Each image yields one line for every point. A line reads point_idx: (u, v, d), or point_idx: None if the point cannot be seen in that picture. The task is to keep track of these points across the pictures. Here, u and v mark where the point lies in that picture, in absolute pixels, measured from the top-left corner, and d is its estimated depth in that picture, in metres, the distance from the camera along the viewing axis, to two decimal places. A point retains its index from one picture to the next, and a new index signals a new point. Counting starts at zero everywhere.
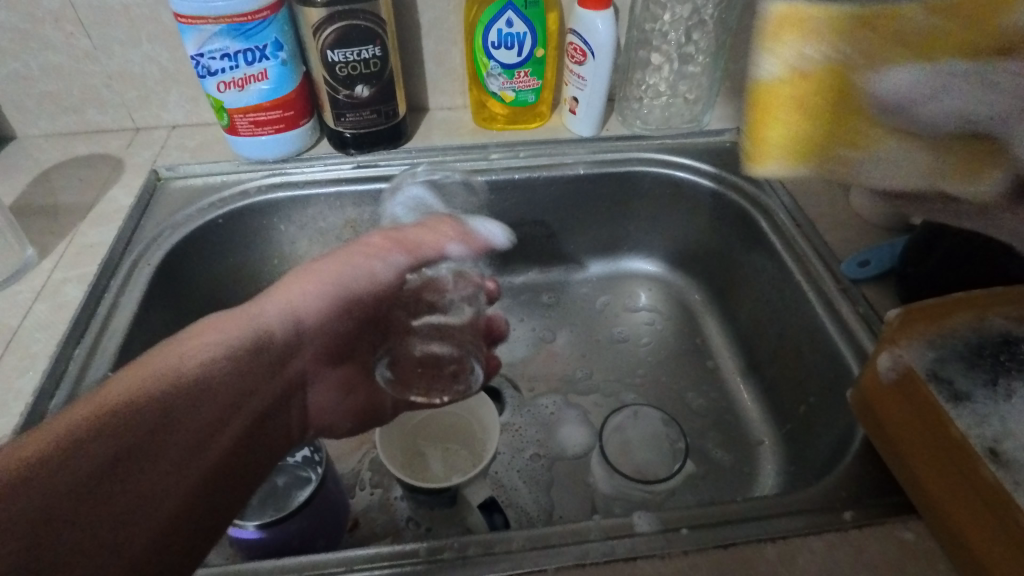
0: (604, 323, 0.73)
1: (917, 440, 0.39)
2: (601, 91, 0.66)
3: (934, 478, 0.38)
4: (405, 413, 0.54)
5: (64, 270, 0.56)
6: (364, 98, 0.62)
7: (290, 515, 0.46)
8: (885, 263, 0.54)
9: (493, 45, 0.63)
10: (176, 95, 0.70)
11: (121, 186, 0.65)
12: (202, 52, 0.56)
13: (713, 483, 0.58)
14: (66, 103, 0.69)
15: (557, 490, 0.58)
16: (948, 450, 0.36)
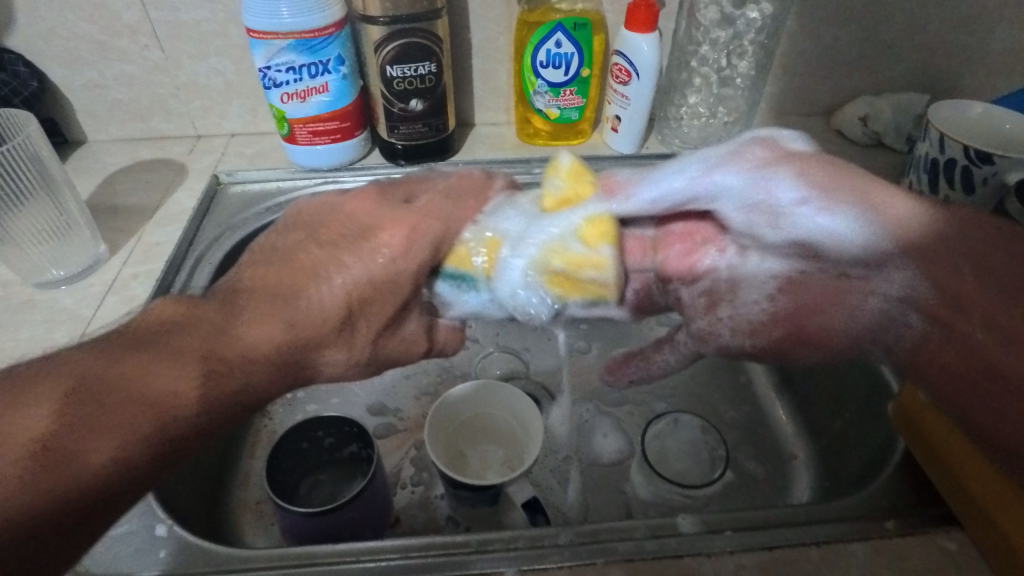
0: (638, 336, 0.74)
1: (953, 452, 0.42)
2: (643, 109, 0.69)
3: (973, 487, 0.40)
4: (450, 414, 0.56)
5: (133, 266, 0.59)
6: (418, 112, 0.65)
7: (344, 505, 0.48)
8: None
9: (541, 64, 0.66)
10: (236, 105, 0.73)
11: (183, 190, 0.69)
12: (269, 65, 0.60)
13: (747, 494, 0.59)
14: (134, 111, 0.73)
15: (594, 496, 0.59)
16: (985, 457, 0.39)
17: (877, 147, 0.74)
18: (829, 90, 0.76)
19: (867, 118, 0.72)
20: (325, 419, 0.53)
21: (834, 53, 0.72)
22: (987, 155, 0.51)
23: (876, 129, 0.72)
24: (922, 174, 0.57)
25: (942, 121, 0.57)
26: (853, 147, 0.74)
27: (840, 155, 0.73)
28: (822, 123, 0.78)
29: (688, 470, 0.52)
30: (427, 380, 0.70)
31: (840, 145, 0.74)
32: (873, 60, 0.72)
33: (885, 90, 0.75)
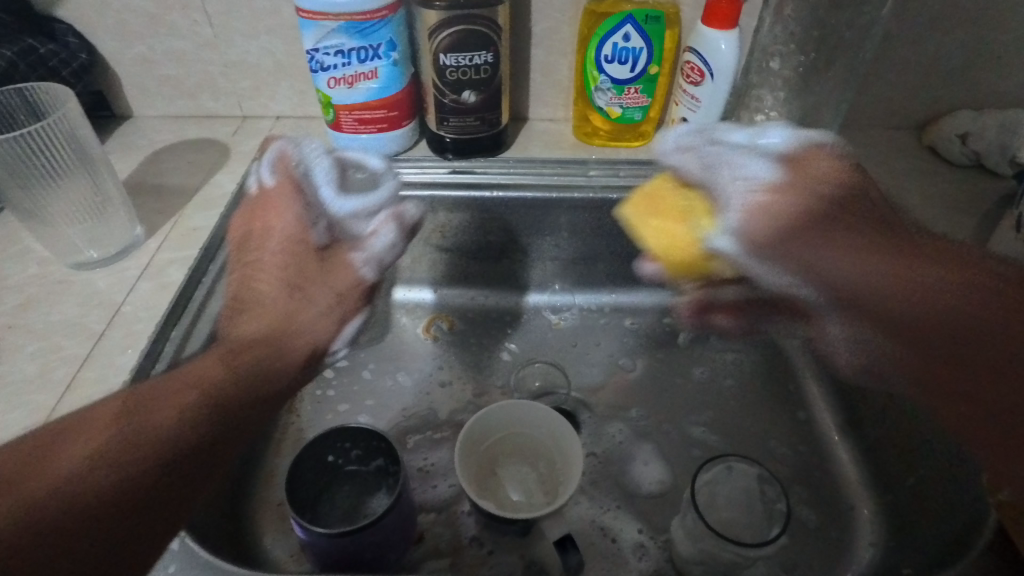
0: (687, 359, 0.69)
1: None
2: (715, 114, 0.63)
3: None
4: (482, 434, 0.52)
5: (169, 250, 0.57)
6: (470, 104, 0.61)
7: (365, 527, 0.45)
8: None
9: (606, 59, 0.61)
10: (285, 87, 0.71)
11: (224, 173, 0.67)
12: (318, 47, 0.57)
13: (804, 546, 0.54)
14: (183, 88, 0.71)
15: (630, 527, 0.55)
16: None
17: (975, 168, 0.66)
18: (924, 102, 0.68)
19: (967, 135, 0.65)
20: (351, 431, 0.51)
21: (935, 61, 0.64)
22: None
23: (977, 148, 0.64)
24: None
25: None
26: (947, 166, 0.67)
27: (932, 176, 0.66)
28: (913, 137, 0.70)
29: (737, 521, 0.47)
30: (461, 388, 0.67)
31: (932, 163, 0.67)
32: (980, 70, 0.64)
33: (989, 104, 0.67)
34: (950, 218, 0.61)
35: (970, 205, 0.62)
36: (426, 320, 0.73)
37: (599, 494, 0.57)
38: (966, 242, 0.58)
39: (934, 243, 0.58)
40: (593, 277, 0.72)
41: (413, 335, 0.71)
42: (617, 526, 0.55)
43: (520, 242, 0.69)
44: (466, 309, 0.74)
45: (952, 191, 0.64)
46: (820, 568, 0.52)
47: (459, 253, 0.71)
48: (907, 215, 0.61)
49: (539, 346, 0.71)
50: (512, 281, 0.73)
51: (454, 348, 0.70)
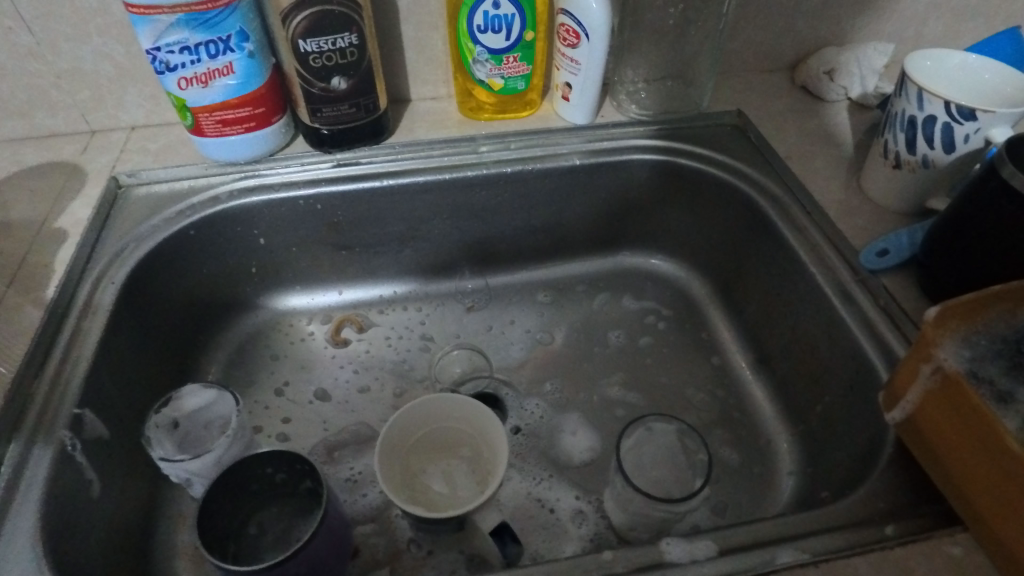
0: (603, 324, 0.69)
1: (950, 446, 0.37)
2: (596, 76, 0.62)
3: (973, 491, 0.36)
4: (400, 435, 0.50)
5: (17, 293, 0.51)
6: (342, 91, 0.57)
7: (289, 557, 0.42)
8: (904, 252, 0.51)
9: (479, 29, 0.58)
10: (133, 93, 0.64)
11: (77, 197, 0.60)
12: (158, 46, 0.51)
13: (730, 486, 0.56)
14: (12, 107, 0.63)
15: (566, 495, 0.55)
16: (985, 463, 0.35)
17: (846, 102, 0.69)
18: (792, 43, 0.70)
19: (834, 71, 0.67)
20: (271, 454, 0.48)
21: (797, 2, 0.66)
22: (970, 110, 0.47)
23: (844, 82, 0.67)
24: (898, 133, 0.52)
25: (920, 73, 0.52)
26: (821, 103, 0.69)
27: (808, 113, 0.68)
28: (786, 77, 0.73)
29: (665, 477, 0.48)
30: (381, 389, 0.64)
31: (807, 101, 0.70)
32: (838, 6, 0.67)
33: (852, 38, 0.70)
34: (827, 153, 0.63)
35: (843, 138, 0.65)
36: (333, 324, 0.69)
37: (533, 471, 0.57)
38: (842, 174, 0.61)
39: (814, 179, 0.61)
40: (499, 254, 0.71)
41: (321, 342, 0.68)
42: (553, 496, 0.55)
43: (420, 229, 0.67)
44: (375, 307, 0.71)
45: (827, 126, 0.67)
46: (748, 504, 0.54)
47: (357, 249, 0.67)
48: (788, 155, 0.64)
49: (456, 333, 0.69)
50: (417, 270, 0.71)
51: (368, 349, 0.67)
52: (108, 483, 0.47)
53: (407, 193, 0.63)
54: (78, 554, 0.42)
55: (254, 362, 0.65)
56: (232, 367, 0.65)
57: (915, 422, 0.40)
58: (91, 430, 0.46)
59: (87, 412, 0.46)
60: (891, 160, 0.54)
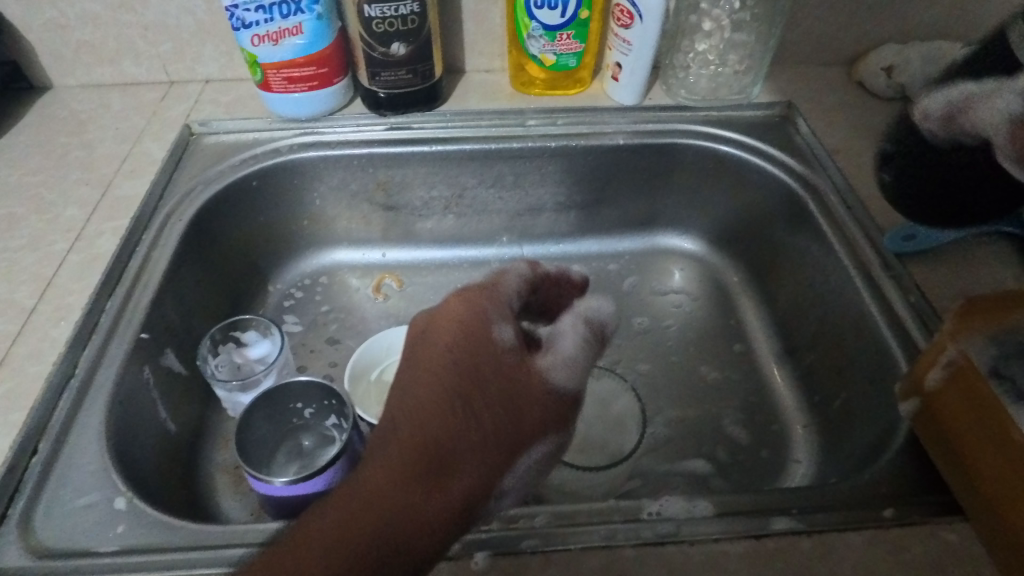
0: (634, 304, 0.71)
1: (966, 453, 0.37)
2: (647, 57, 0.63)
3: (983, 497, 0.36)
4: (391, 350, 0.61)
5: (99, 221, 0.57)
6: (400, 57, 0.60)
7: (322, 473, 0.45)
8: (931, 241, 0.52)
9: (535, 4, 0.60)
10: (210, 48, 0.68)
11: (154, 141, 0.65)
12: (237, 4, 0.55)
13: (739, 462, 0.57)
14: (102, 54, 0.68)
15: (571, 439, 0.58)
16: (996, 465, 0.35)
17: (902, 100, 0.69)
18: (852, 38, 0.70)
19: (892, 68, 0.67)
20: (298, 386, 0.52)
21: None
22: None
23: (902, 80, 0.67)
24: None
25: None
26: (875, 100, 0.69)
27: (862, 109, 0.68)
28: (843, 73, 0.73)
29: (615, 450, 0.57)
30: None
31: (861, 97, 0.70)
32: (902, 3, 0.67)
33: (914, 36, 0.70)
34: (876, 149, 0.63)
35: None
36: (375, 280, 0.73)
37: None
38: None
39: (860, 174, 0.61)
40: (538, 227, 0.73)
41: (363, 295, 0.72)
42: None
43: (464, 196, 0.70)
44: (416, 267, 0.74)
45: (880, 122, 0.67)
46: (756, 480, 0.56)
47: (402, 211, 0.71)
48: (835, 149, 0.64)
49: None
50: (460, 235, 0.74)
51: (406, 305, 0.71)
52: (167, 403, 0.52)
53: (455, 159, 0.66)
54: (134, 453, 0.46)
55: (304, 304, 0.70)
56: (284, 311, 0.69)
57: (925, 415, 0.40)
58: (156, 351, 0.52)
59: (150, 335, 0.51)
60: None
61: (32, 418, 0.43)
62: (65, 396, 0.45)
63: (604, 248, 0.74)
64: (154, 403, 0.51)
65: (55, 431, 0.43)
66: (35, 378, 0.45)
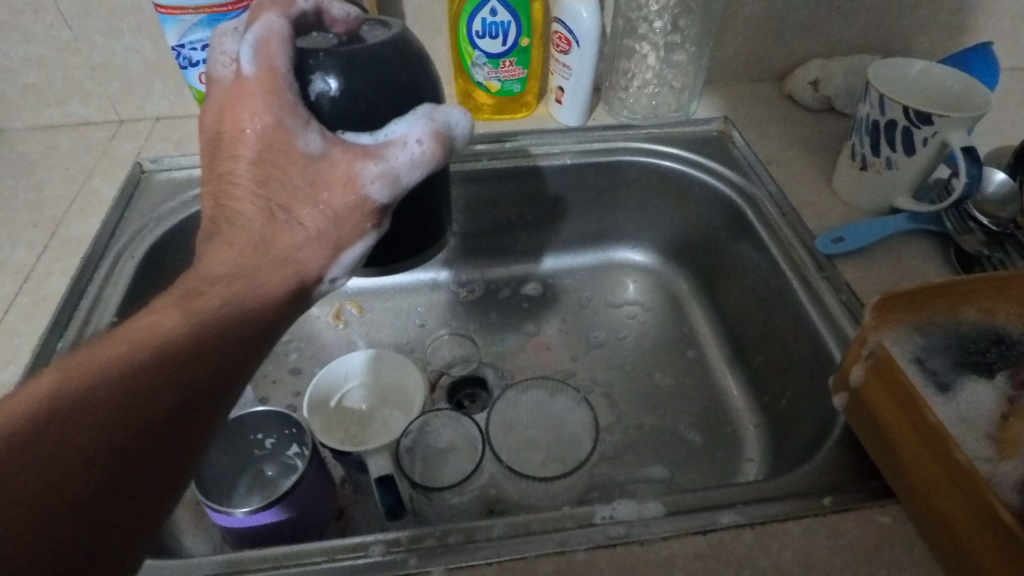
0: (591, 317, 0.73)
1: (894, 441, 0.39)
2: (587, 80, 0.66)
3: (918, 490, 0.38)
4: (351, 377, 0.61)
5: (50, 261, 0.56)
6: None
7: (280, 501, 0.46)
8: (859, 241, 0.55)
9: (477, 34, 0.63)
10: (159, 86, 0.69)
11: (104, 179, 0.65)
12: (183, 43, 0.56)
13: (694, 464, 0.59)
14: (49, 96, 0.68)
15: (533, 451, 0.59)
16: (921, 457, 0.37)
17: (829, 112, 0.73)
18: (780, 55, 0.75)
19: (818, 82, 0.71)
20: (257, 417, 0.52)
21: (783, 16, 0.71)
22: (927, 115, 0.50)
23: (828, 93, 0.71)
24: (863, 136, 0.56)
25: (880, 80, 0.55)
26: (805, 112, 0.73)
27: (793, 121, 0.72)
28: (775, 88, 0.77)
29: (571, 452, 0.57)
30: None
31: (792, 110, 0.74)
32: (822, 21, 0.72)
33: (837, 52, 0.75)
34: (807, 158, 0.67)
35: (825, 146, 0.69)
36: (335, 307, 0.73)
37: (511, 428, 0.59)
38: (820, 179, 0.64)
39: (792, 182, 0.64)
40: (494, 248, 0.75)
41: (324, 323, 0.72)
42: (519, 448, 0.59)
43: None
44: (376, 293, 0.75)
45: (810, 133, 0.71)
46: (711, 481, 0.57)
47: None
48: (769, 160, 0.67)
49: (450, 319, 0.73)
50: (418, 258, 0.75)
51: (367, 331, 0.72)
52: None
53: None
54: None
55: None
56: None
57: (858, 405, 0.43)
58: None
59: None
60: (859, 162, 0.57)
61: None
62: None
63: (560, 265, 0.76)
64: None
65: None
66: None
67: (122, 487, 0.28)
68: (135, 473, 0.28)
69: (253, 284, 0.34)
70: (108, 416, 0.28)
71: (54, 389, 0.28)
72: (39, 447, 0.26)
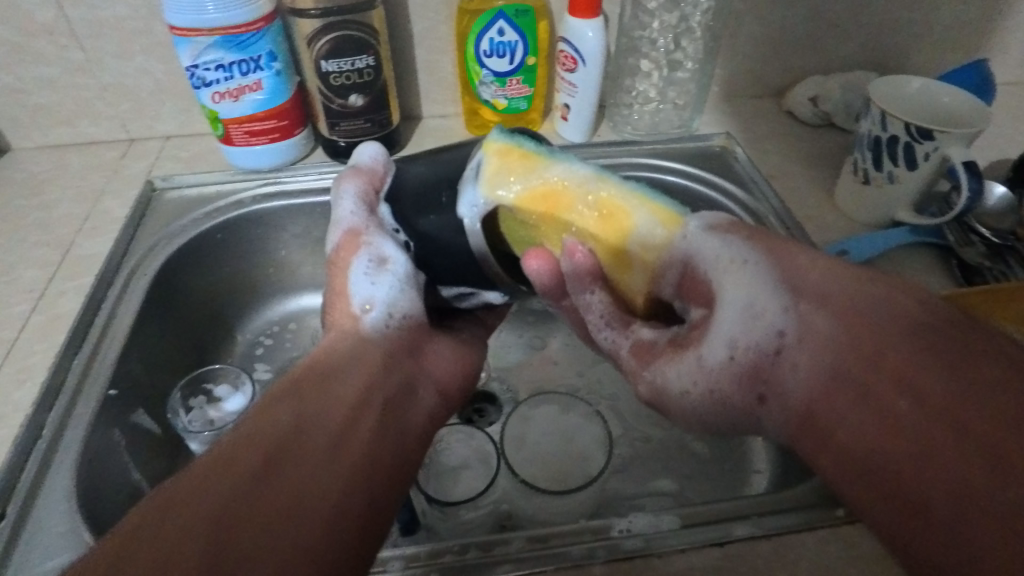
0: None
1: None
2: (592, 98, 0.67)
3: None
4: None
5: (63, 280, 0.57)
6: (358, 107, 0.63)
7: None
8: (862, 254, 0.56)
9: (484, 53, 0.64)
10: (169, 106, 0.70)
11: (115, 198, 0.65)
12: (197, 64, 0.57)
13: (703, 476, 0.59)
14: (59, 116, 0.69)
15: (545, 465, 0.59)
16: None
17: (828, 126, 0.75)
18: (778, 71, 0.76)
19: (816, 98, 0.73)
20: None
21: (781, 34, 0.73)
22: (927, 130, 0.51)
23: (826, 109, 0.73)
24: (865, 151, 0.57)
25: (880, 97, 0.57)
26: (804, 127, 0.75)
27: (793, 136, 0.73)
28: (773, 103, 0.79)
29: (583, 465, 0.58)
30: None
31: (791, 125, 0.75)
32: (819, 39, 0.73)
33: (834, 68, 0.77)
34: (808, 173, 0.68)
35: (825, 161, 0.70)
36: None
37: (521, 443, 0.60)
38: (821, 193, 0.65)
39: (795, 196, 0.65)
40: None
41: None
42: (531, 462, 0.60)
43: None
44: None
45: (810, 148, 0.72)
46: (721, 493, 0.58)
47: None
48: (771, 175, 0.68)
49: None
50: None
51: None
52: (136, 460, 0.52)
53: None
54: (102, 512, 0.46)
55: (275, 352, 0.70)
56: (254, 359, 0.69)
57: None
58: (123, 408, 0.52)
59: (118, 391, 0.51)
60: (861, 177, 0.59)
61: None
62: (32, 459, 0.44)
63: None
64: (123, 460, 0.50)
65: (22, 495, 0.42)
66: None
67: (264, 525, 0.30)
68: (274, 521, 0.31)
69: (377, 367, 0.42)
70: (241, 467, 0.33)
71: (204, 484, 0.31)
72: (239, 519, 0.30)
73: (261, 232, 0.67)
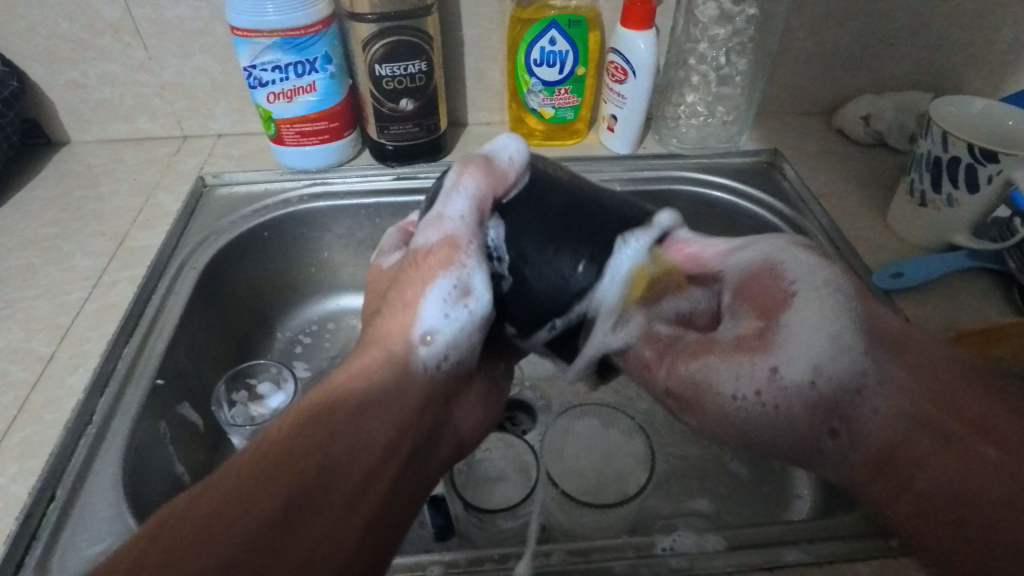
0: None
1: None
2: (640, 110, 0.67)
3: None
4: None
5: (116, 270, 0.58)
6: (408, 112, 0.63)
7: None
8: (918, 276, 0.55)
9: (535, 62, 0.64)
10: (223, 105, 0.71)
11: (167, 193, 0.67)
12: (255, 64, 0.58)
13: (742, 499, 0.58)
14: (119, 111, 0.71)
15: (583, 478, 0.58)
16: None
17: (880, 146, 0.73)
18: (829, 89, 0.75)
19: (869, 116, 0.71)
20: None
21: (834, 51, 0.71)
22: (992, 153, 0.50)
23: (879, 128, 0.71)
24: (923, 172, 0.55)
25: (941, 117, 0.55)
26: (855, 146, 0.73)
27: (843, 155, 0.72)
28: (823, 121, 0.77)
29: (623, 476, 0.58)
30: None
31: (842, 143, 0.74)
32: (873, 57, 0.72)
33: (887, 87, 0.75)
34: (858, 193, 0.67)
35: (877, 181, 0.68)
36: None
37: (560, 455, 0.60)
38: (873, 214, 0.64)
39: (845, 216, 0.64)
40: None
41: None
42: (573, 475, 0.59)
43: None
44: None
45: (862, 168, 0.70)
46: (760, 516, 0.56)
47: None
48: (820, 193, 0.67)
49: None
50: None
51: None
52: (179, 450, 0.52)
53: None
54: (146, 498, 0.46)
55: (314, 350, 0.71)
56: (293, 356, 0.70)
57: None
58: (168, 398, 0.52)
59: (164, 381, 0.52)
60: (918, 198, 0.57)
61: (50, 464, 0.43)
62: (82, 443, 0.45)
63: None
64: (167, 450, 0.51)
65: (71, 478, 0.43)
66: (51, 426, 0.46)
67: None
68: None
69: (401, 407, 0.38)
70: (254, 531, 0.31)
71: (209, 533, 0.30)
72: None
73: (306, 231, 0.68)
